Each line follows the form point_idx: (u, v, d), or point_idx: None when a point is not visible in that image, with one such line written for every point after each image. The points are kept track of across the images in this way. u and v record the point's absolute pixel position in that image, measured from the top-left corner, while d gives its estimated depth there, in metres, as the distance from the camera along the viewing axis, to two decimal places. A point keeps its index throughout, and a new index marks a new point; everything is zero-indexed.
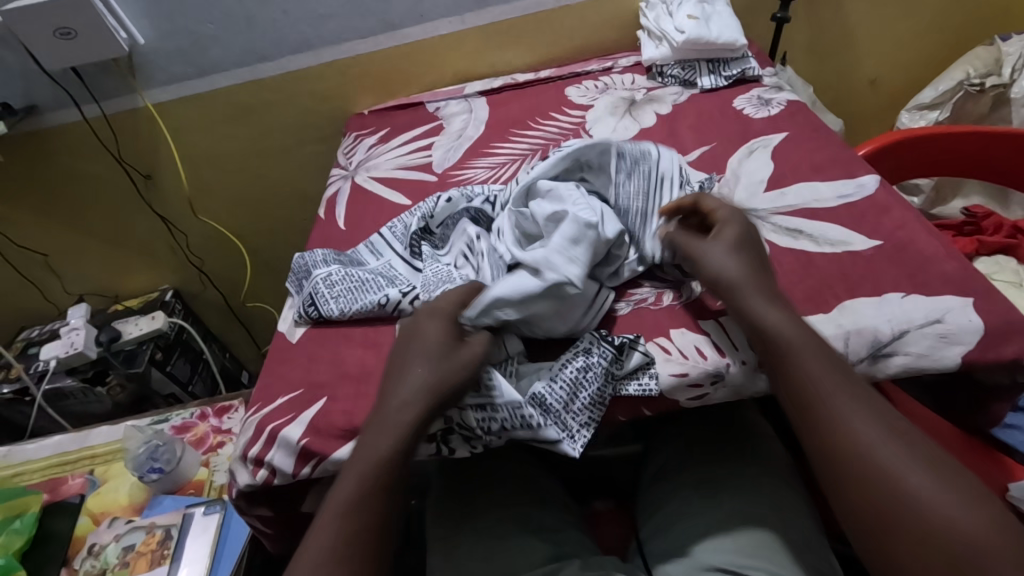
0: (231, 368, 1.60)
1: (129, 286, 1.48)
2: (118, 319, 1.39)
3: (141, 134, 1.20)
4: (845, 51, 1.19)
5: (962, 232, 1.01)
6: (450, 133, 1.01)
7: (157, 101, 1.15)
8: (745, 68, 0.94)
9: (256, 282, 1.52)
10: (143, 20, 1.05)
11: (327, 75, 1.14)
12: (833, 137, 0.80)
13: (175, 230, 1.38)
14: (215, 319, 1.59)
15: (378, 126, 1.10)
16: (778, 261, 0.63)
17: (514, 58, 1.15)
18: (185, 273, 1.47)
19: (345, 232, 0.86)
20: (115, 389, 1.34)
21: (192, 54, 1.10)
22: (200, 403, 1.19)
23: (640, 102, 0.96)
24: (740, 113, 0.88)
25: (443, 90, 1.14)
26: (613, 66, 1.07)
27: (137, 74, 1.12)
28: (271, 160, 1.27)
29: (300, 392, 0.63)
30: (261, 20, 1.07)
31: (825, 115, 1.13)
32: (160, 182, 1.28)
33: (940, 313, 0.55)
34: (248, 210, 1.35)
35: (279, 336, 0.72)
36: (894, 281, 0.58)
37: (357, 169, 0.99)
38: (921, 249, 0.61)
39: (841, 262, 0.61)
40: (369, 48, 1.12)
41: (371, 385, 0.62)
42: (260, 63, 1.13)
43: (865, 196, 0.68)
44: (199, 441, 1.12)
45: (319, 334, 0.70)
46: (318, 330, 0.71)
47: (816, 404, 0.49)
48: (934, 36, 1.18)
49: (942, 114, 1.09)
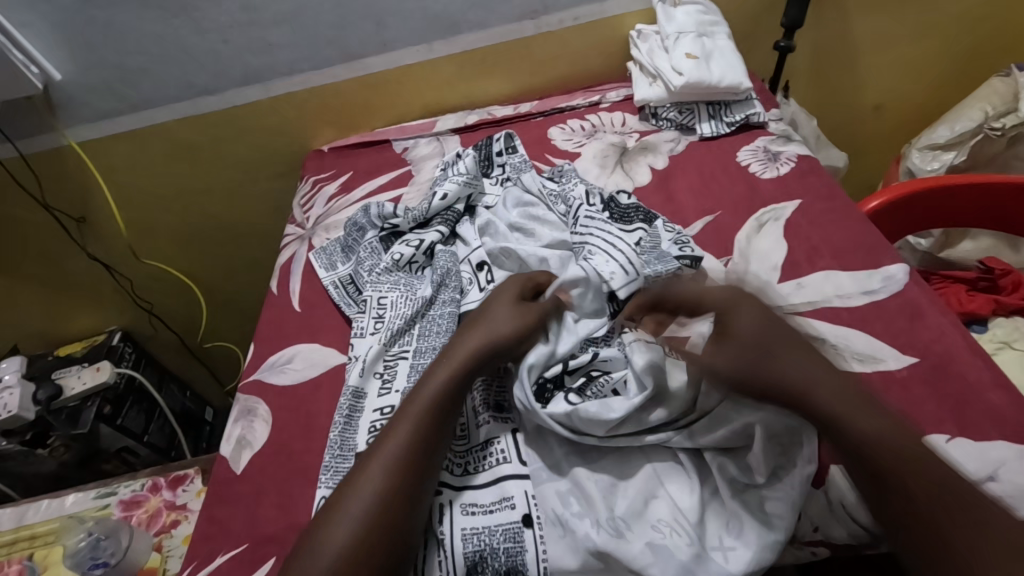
0: (193, 406, 1.47)
1: (70, 330, 1.34)
2: (58, 371, 1.25)
3: (67, 175, 1.05)
4: (849, 75, 1.10)
5: (976, 287, 0.94)
6: (419, 184, 0.90)
7: (82, 140, 1.01)
8: (749, 113, 0.85)
9: (213, 320, 1.39)
10: (58, 54, 0.91)
11: (279, 110, 1.01)
12: (890, 261, 0.63)
13: (116, 275, 1.25)
14: (172, 358, 1.47)
15: (339, 169, 0.98)
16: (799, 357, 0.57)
17: (491, 89, 1.03)
18: (132, 316, 1.34)
19: (301, 314, 0.74)
20: (58, 449, 1.19)
21: (120, 88, 0.96)
22: (152, 472, 1.09)
23: (633, 151, 0.85)
24: (746, 170, 0.78)
25: (412, 125, 1.02)
26: (601, 101, 0.96)
27: (57, 112, 0.97)
28: (216, 198, 1.14)
29: (245, 548, 0.53)
30: (198, 49, 0.93)
31: (828, 150, 1.03)
32: (95, 224, 1.14)
33: (992, 469, 0.46)
34: (198, 248, 1.22)
35: (222, 465, 0.61)
36: (921, 342, 0.56)
37: (314, 228, 0.87)
38: (963, 375, 0.52)
39: (890, 330, 0.57)
40: (325, 80, 0.99)
41: (318, 415, 0.62)
42: (201, 97, 0.99)
43: (893, 294, 0.60)
44: (151, 519, 1.01)
45: (310, 324, 0.73)
46: (285, 400, 0.65)
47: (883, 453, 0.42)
48: (945, 56, 1.08)
49: (958, 155, 0.97)
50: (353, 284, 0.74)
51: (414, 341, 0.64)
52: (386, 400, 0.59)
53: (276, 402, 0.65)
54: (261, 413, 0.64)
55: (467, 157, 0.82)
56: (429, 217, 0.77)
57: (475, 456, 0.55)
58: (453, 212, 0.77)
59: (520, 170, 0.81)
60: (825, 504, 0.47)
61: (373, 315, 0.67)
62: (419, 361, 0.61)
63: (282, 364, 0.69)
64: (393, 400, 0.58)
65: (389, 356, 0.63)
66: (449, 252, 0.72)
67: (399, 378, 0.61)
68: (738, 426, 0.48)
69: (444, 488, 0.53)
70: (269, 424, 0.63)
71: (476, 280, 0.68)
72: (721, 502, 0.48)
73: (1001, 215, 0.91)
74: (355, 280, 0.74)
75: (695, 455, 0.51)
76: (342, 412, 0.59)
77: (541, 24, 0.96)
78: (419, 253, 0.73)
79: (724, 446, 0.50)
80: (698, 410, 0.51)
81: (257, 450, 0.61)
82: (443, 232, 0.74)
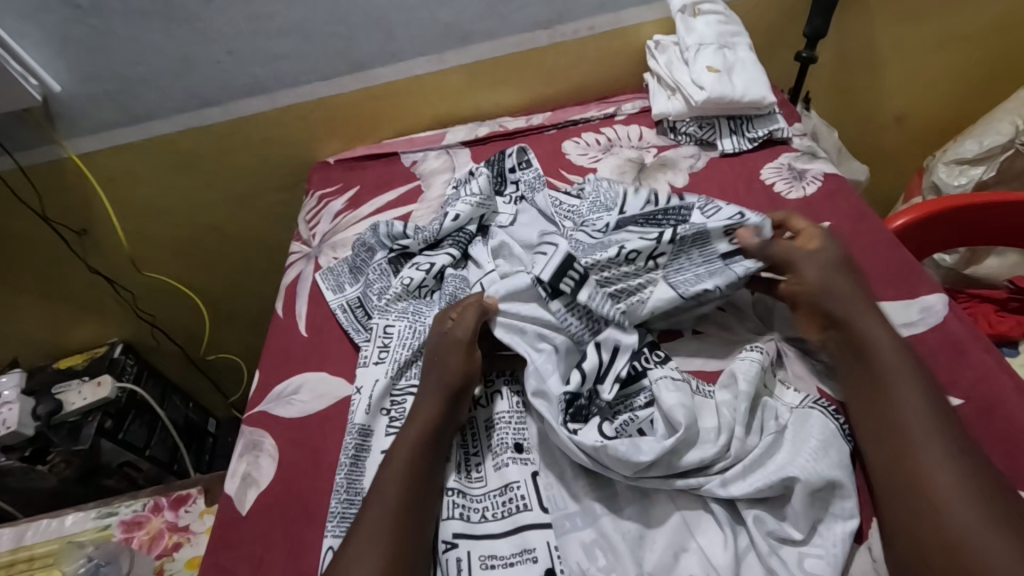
0: (195, 419, 1.45)
1: (70, 342, 1.31)
2: (58, 384, 1.23)
3: (66, 187, 1.03)
4: (871, 86, 1.06)
5: (1006, 307, 0.90)
6: (428, 201, 0.87)
7: (81, 151, 0.98)
8: (772, 128, 0.81)
9: (216, 332, 1.37)
10: (58, 65, 0.88)
11: (284, 121, 0.99)
12: (928, 291, 0.60)
13: (118, 287, 1.22)
14: (173, 370, 1.44)
15: (346, 183, 0.95)
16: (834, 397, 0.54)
17: (502, 99, 1.00)
18: (134, 328, 1.32)
19: (307, 339, 0.72)
20: (59, 466, 1.16)
21: (121, 99, 0.93)
22: (153, 491, 1.06)
23: (651, 167, 0.82)
24: (770, 189, 0.75)
25: (421, 137, 0.99)
26: (616, 113, 0.93)
27: (56, 123, 0.95)
28: (218, 210, 1.11)
29: None
30: (201, 59, 0.90)
31: (850, 163, 1.00)
32: (96, 237, 1.11)
33: None
34: (201, 260, 1.20)
35: (226, 504, 0.58)
36: (965, 381, 0.53)
37: (320, 246, 0.85)
38: (1011, 420, 0.49)
39: (932, 367, 0.54)
40: (332, 91, 0.96)
41: (325, 451, 0.60)
42: (204, 109, 0.96)
43: (932, 328, 0.57)
44: (152, 541, 0.98)
45: (316, 349, 0.70)
46: (289, 433, 0.62)
47: (898, 420, 0.46)
48: (969, 67, 1.05)
49: (988, 171, 0.94)
50: (358, 308, 0.72)
51: (426, 374, 0.62)
52: (394, 440, 0.58)
53: (282, 436, 0.62)
54: (267, 447, 0.61)
55: (479, 175, 0.78)
56: (440, 238, 0.74)
57: (495, 502, 0.52)
58: (464, 233, 0.74)
59: (535, 188, 0.78)
60: (870, 562, 0.45)
61: (378, 344, 0.65)
62: None
63: (286, 394, 0.66)
64: None
65: (397, 390, 0.61)
66: (458, 277, 0.69)
67: (409, 417, 0.59)
68: (774, 478, 0.46)
69: (460, 542, 0.50)
70: (275, 459, 0.60)
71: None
72: (758, 558, 0.45)
73: None
74: (362, 304, 0.72)
75: (729, 507, 0.48)
76: (348, 453, 0.57)
77: (555, 34, 0.93)
78: (430, 277, 0.70)
79: (759, 497, 0.47)
80: (731, 456, 0.48)
81: (263, 487, 0.58)
82: (449, 255, 0.71)
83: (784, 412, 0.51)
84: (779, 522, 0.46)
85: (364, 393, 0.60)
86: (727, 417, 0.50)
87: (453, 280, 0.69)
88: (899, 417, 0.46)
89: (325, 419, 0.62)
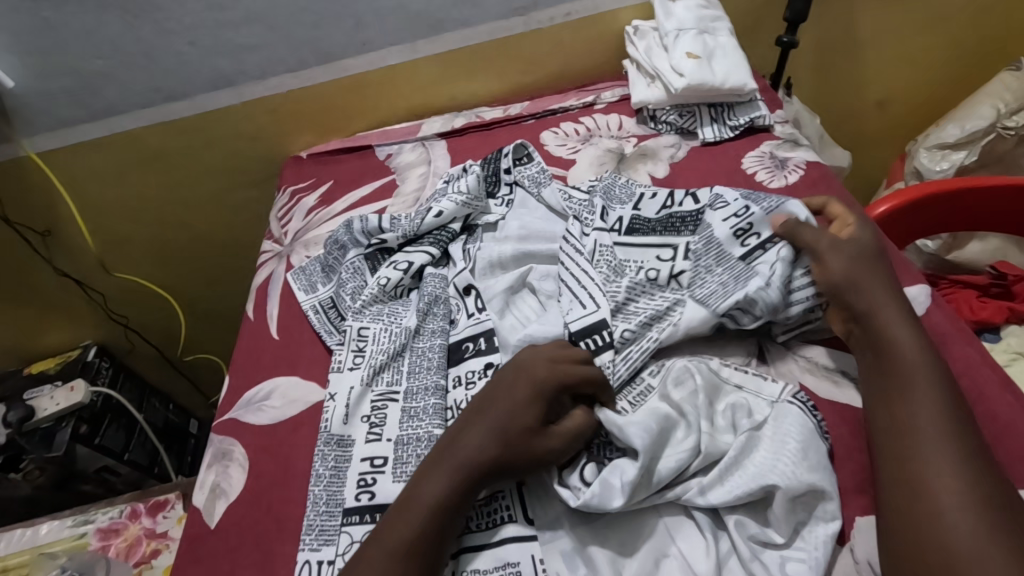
0: (176, 421, 1.42)
1: (42, 346, 1.28)
2: (29, 390, 1.19)
3: (27, 186, 0.99)
4: (853, 71, 1.05)
5: (988, 293, 0.89)
6: (404, 195, 0.85)
7: (41, 149, 0.95)
8: (753, 115, 0.80)
9: (192, 333, 1.33)
10: (10, 59, 0.84)
11: (253, 114, 0.95)
12: (910, 282, 0.59)
13: (87, 288, 1.18)
14: (151, 372, 1.41)
15: (319, 178, 0.92)
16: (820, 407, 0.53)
17: (480, 89, 0.97)
18: (109, 330, 1.28)
19: (279, 343, 0.69)
20: (32, 474, 1.13)
21: (80, 95, 0.89)
22: (130, 497, 1.03)
23: (631, 157, 0.80)
24: (752, 178, 0.74)
25: (396, 129, 0.96)
26: (595, 102, 0.91)
27: (12, 121, 0.91)
28: (188, 207, 1.08)
29: None
30: (162, 52, 0.86)
31: (833, 149, 0.99)
32: (62, 238, 1.08)
33: None
34: (174, 261, 1.17)
35: (194, 517, 0.56)
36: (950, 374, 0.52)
37: (293, 245, 0.82)
38: (994, 414, 0.49)
39: None
40: (301, 83, 0.92)
41: (298, 461, 0.57)
42: (168, 103, 0.92)
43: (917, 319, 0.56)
44: (129, 548, 0.96)
45: (290, 352, 0.68)
46: (262, 441, 0.60)
47: (901, 404, 0.45)
48: (950, 51, 1.04)
49: (969, 155, 0.93)
50: (331, 310, 0.69)
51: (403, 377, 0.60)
52: (374, 448, 0.56)
53: (253, 444, 0.60)
54: (237, 457, 0.59)
55: (472, 173, 0.74)
56: (421, 234, 0.72)
57: (476, 511, 0.50)
58: (444, 231, 0.71)
59: (540, 184, 0.74)
60: (853, 564, 0.44)
61: (352, 347, 0.63)
62: (410, 405, 0.58)
63: (258, 400, 0.64)
64: (386, 451, 0.55)
65: (376, 396, 0.59)
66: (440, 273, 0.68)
67: (389, 425, 0.57)
68: (753, 487, 0.45)
69: None
70: (245, 469, 0.58)
71: (464, 305, 0.64)
72: (739, 562, 0.45)
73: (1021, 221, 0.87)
74: (336, 304, 0.69)
75: (712, 513, 0.47)
76: (326, 464, 0.55)
77: (531, 21, 0.90)
78: (407, 277, 0.68)
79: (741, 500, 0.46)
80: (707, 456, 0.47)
81: (232, 499, 0.56)
82: (427, 253, 0.69)
83: (761, 408, 0.50)
84: (762, 527, 0.45)
85: (338, 395, 0.60)
86: (692, 414, 0.49)
87: (431, 275, 0.68)
88: (907, 399, 0.45)
89: (299, 428, 0.60)
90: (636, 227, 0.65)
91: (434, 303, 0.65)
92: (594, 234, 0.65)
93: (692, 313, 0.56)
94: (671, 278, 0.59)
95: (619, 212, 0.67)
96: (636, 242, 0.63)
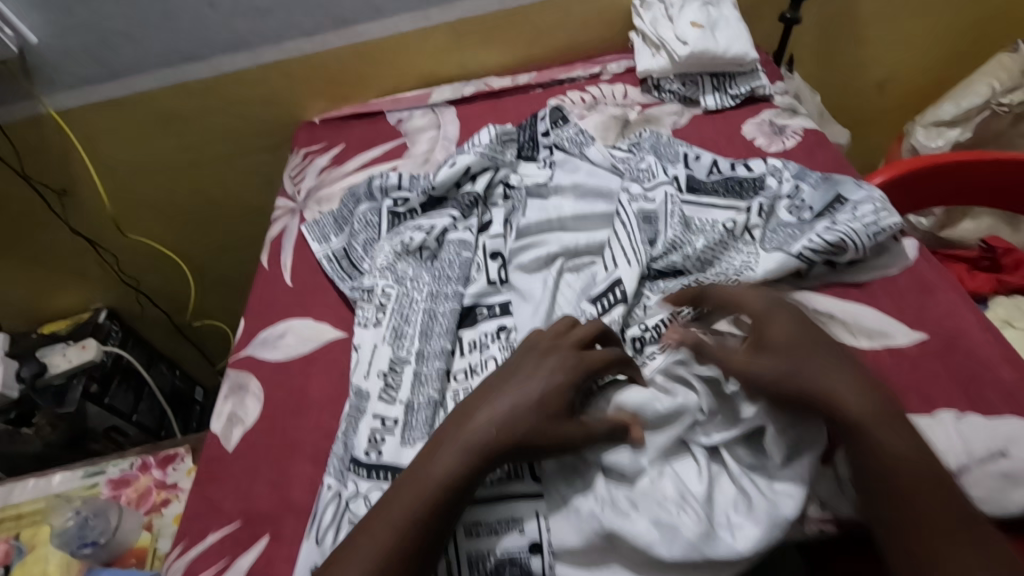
0: (182, 387, 1.44)
1: (55, 307, 1.30)
2: (42, 349, 1.22)
3: (47, 144, 1.01)
4: (853, 51, 1.07)
5: (978, 266, 0.92)
6: (414, 156, 0.88)
7: (61, 108, 0.97)
8: (754, 85, 0.82)
9: (202, 299, 1.36)
10: (34, 16, 0.87)
11: (267, 78, 0.98)
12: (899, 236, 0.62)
13: (100, 249, 1.21)
14: (160, 338, 1.43)
15: (331, 141, 0.95)
16: None
17: (489, 59, 1.00)
18: (120, 293, 1.31)
19: (293, 290, 0.72)
20: (43, 430, 1.16)
21: (101, 53, 0.92)
22: (141, 451, 1.06)
23: (635, 123, 0.83)
24: (751, 143, 0.77)
25: (407, 96, 0.99)
26: (602, 73, 0.94)
27: (34, 77, 0.93)
28: (201, 171, 1.10)
29: (238, 526, 0.52)
30: (183, 12, 0.89)
31: (832, 126, 1.01)
32: (78, 197, 1.10)
33: (1004, 444, 0.46)
34: (185, 226, 1.20)
35: (212, 442, 0.59)
36: (933, 318, 0.55)
37: (306, 201, 0.85)
38: (973, 352, 0.52)
39: (902, 304, 0.56)
40: (315, 47, 0.95)
41: (313, 393, 0.60)
42: (186, 65, 0.95)
43: (905, 270, 0.59)
44: (140, 498, 0.99)
45: (305, 297, 0.71)
46: (278, 375, 0.63)
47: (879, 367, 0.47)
48: (949, 34, 1.07)
49: (963, 132, 0.96)
50: (346, 261, 0.72)
51: (423, 342, 0.60)
52: (388, 408, 0.55)
53: (269, 378, 0.63)
54: (253, 389, 0.62)
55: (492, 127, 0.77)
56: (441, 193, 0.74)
57: None
58: (466, 188, 0.73)
59: (582, 145, 0.76)
60: (834, 480, 0.47)
61: (375, 304, 0.64)
62: (423, 368, 0.58)
63: (273, 339, 0.67)
64: (397, 412, 0.55)
65: (392, 360, 0.59)
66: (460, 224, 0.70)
67: (402, 388, 0.57)
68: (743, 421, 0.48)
69: None
70: (261, 400, 0.61)
71: (487, 269, 0.65)
72: (729, 479, 0.48)
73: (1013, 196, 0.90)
74: (351, 254, 0.72)
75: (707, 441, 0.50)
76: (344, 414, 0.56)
77: None
78: (430, 239, 0.68)
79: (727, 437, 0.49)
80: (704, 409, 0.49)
81: (248, 426, 0.59)
82: (451, 216, 0.71)
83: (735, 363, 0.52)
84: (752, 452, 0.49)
85: (361, 348, 0.61)
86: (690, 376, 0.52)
87: (456, 236, 0.68)
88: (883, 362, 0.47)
89: (312, 371, 0.62)
90: (697, 187, 0.68)
91: (458, 270, 0.65)
92: (662, 188, 0.67)
93: (771, 266, 0.59)
94: (745, 232, 0.63)
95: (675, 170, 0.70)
96: (702, 201, 0.67)
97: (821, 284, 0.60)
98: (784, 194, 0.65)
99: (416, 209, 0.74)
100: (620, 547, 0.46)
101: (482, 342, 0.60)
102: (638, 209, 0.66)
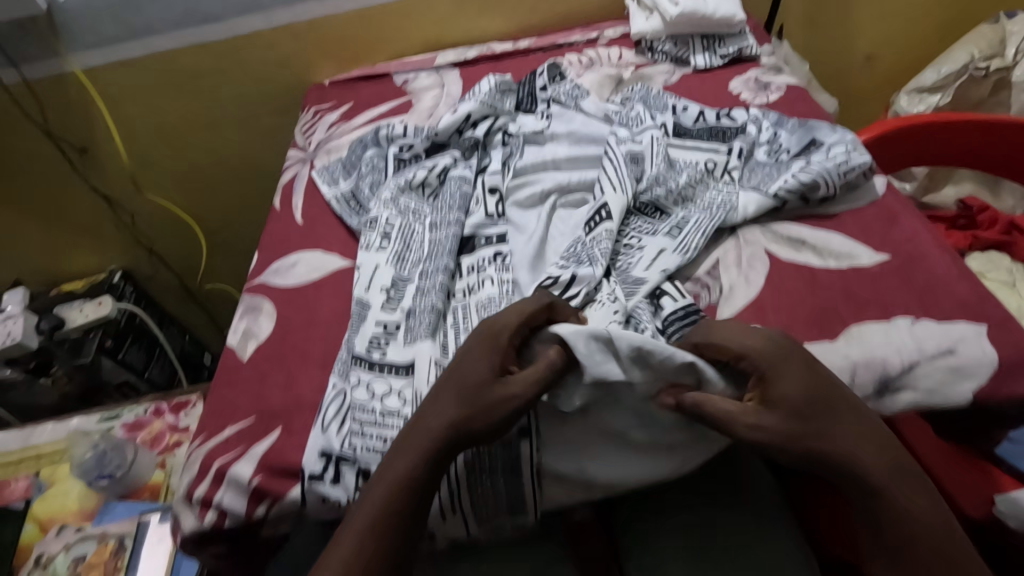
0: (192, 350, 1.49)
1: (71, 267, 1.36)
2: (60, 305, 1.26)
3: (70, 101, 1.06)
4: (842, 24, 1.12)
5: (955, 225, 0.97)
6: (419, 111, 0.92)
7: (85, 66, 1.02)
8: (742, 45, 0.87)
9: (213, 263, 1.41)
10: None
11: (280, 40, 1.03)
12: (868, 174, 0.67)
13: (117, 209, 1.26)
14: (171, 301, 1.49)
15: (340, 100, 1.00)
16: (779, 275, 0.59)
17: (491, 25, 1.04)
18: (134, 254, 1.36)
19: (303, 228, 0.77)
20: (61, 380, 1.21)
21: (123, 13, 0.97)
22: (154, 399, 1.11)
23: (628, 81, 0.88)
24: (738, 98, 0.81)
25: (412, 60, 1.03)
26: (598, 38, 0.98)
27: (60, 35, 0.98)
28: (215, 132, 1.15)
29: (252, 421, 0.57)
30: None
31: (820, 94, 1.05)
32: (97, 155, 1.16)
33: (952, 342, 0.51)
34: (198, 188, 1.25)
35: (229, 354, 0.64)
36: (895, 242, 0.59)
37: (316, 152, 0.90)
38: (929, 269, 0.57)
39: (868, 230, 0.61)
40: (327, 11, 1.00)
41: (322, 312, 0.65)
42: (203, 26, 1.00)
43: (873, 202, 0.63)
44: (153, 440, 1.04)
45: (314, 233, 0.75)
46: (289, 298, 0.68)
47: None
48: (934, 8, 1.11)
49: (943, 98, 1.00)
50: (352, 201, 0.76)
51: (425, 257, 0.65)
52: (389, 314, 0.61)
53: (281, 299, 0.68)
54: (266, 309, 0.67)
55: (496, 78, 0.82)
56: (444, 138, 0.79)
57: None
58: (466, 133, 0.78)
59: (576, 98, 0.81)
60: None
61: (380, 232, 0.69)
62: (423, 281, 0.63)
63: (285, 268, 0.71)
64: (398, 319, 0.60)
65: (397, 274, 0.64)
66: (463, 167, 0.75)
67: (405, 297, 0.62)
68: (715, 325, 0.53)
69: None
70: (274, 318, 0.66)
71: (485, 203, 0.70)
72: None
73: (989, 158, 0.94)
74: (359, 194, 0.76)
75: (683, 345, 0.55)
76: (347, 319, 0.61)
77: None
78: (433, 176, 0.74)
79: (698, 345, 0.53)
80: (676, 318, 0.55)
81: (261, 340, 0.64)
82: (451, 159, 0.76)
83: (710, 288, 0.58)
84: None
85: (364, 266, 0.66)
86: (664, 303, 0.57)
87: (457, 174, 0.73)
88: None
89: (320, 294, 0.67)
90: (683, 133, 0.73)
91: (456, 200, 0.70)
92: (650, 132, 0.71)
93: (745, 200, 0.64)
94: (726, 172, 0.67)
95: (660, 119, 0.75)
96: (686, 143, 0.71)
97: (797, 217, 0.64)
98: (763, 140, 0.69)
99: (420, 154, 0.79)
100: (598, 425, 0.51)
101: (477, 265, 0.65)
102: (627, 149, 0.70)
